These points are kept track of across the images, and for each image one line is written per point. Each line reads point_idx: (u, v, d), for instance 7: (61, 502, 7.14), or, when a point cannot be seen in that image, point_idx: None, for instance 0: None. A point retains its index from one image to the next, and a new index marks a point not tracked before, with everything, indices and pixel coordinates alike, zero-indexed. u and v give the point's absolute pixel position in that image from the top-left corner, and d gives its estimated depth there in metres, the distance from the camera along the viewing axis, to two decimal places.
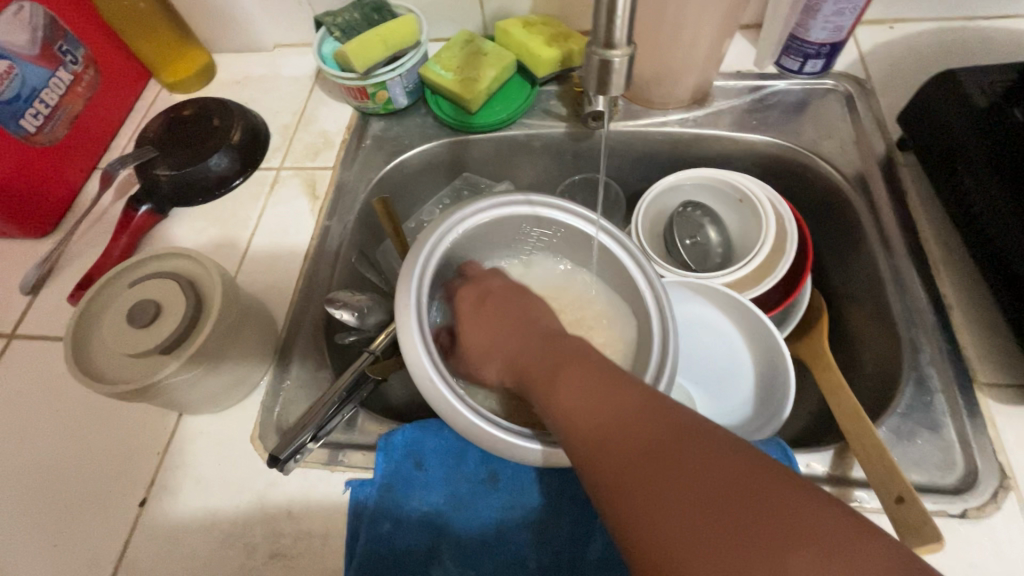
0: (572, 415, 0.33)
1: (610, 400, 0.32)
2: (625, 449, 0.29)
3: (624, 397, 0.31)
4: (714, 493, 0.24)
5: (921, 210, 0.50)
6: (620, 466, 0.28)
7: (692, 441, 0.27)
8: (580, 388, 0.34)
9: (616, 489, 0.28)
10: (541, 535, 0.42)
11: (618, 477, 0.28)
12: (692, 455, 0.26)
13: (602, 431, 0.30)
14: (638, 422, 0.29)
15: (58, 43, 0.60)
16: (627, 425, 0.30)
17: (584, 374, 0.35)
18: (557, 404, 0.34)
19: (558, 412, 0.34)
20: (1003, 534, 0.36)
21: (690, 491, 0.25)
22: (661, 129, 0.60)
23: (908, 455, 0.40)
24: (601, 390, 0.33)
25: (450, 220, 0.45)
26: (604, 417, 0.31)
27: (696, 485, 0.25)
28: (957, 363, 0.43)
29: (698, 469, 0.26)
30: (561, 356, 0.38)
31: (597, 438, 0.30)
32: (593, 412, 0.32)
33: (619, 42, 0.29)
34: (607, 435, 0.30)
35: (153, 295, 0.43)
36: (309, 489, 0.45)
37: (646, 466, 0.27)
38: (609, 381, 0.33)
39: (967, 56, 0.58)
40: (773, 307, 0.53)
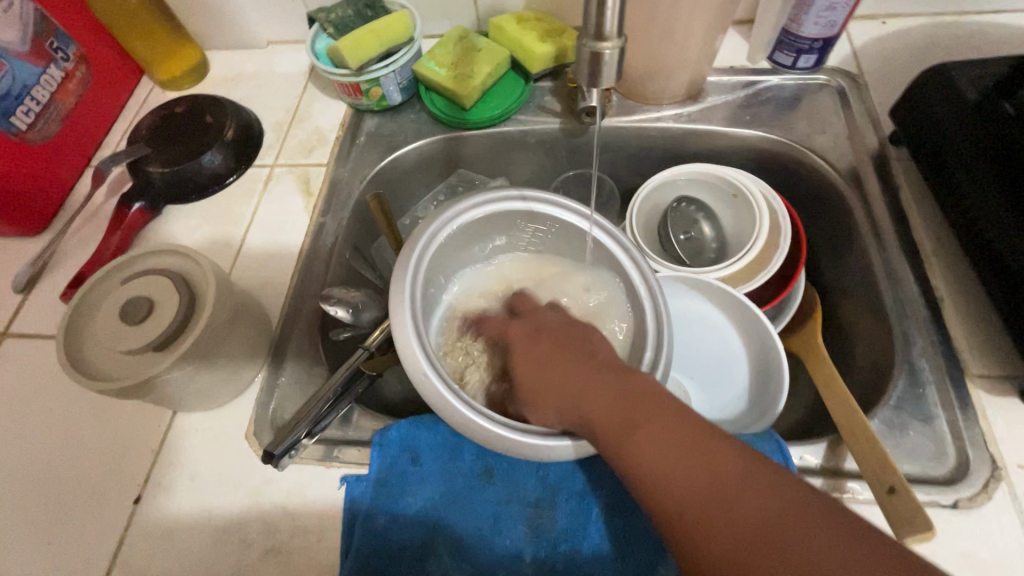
0: (663, 483, 0.30)
1: (706, 466, 0.29)
2: (742, 532, 0.27)
3: (722, 465, 0.29)
4: None
5: (912, 204, 0.51)
6: (738, 556, 0.26)
7: (815, 534, 0.26)
8: (666, 446, 0.31)
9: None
10: (537, 529, 0.42)
11: (737, 569, 0.26)
12: (821, 553, 0.25)
13: (719, 520, 0.28)
14: (751, 500, 0.28)
15: (48, 40, 0.59)
16: (733, 502, 0.28)
17: (664, 429, 0.32)
18: (638, 463, 0.32)
19: (646, 472, 0.31)
20: (995, 523, 0.37)
21: None
22: (655, 124, 0.60)
23: (900, 447, 0.40)
24: (690, 449, 0.30)
25: (444, 215, 0.45)
26: (701, 491, 0.29)
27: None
28: (949, 355, 0.43)
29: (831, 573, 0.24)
30: (625, 398, 0.34)
31: (715, 532, 0.28)
32: (686, 482, 0.29)
33: (609, 34, 0.29)
34: (713, 516, 0.28)
35: (147, 292, 0.43)
36: (305, 484, 0.45)
37: (771, 559, 0.26)
38: (700, 438, 0.31)
39: (958, 50, 0.58)
40: (767, 301, 0.53)
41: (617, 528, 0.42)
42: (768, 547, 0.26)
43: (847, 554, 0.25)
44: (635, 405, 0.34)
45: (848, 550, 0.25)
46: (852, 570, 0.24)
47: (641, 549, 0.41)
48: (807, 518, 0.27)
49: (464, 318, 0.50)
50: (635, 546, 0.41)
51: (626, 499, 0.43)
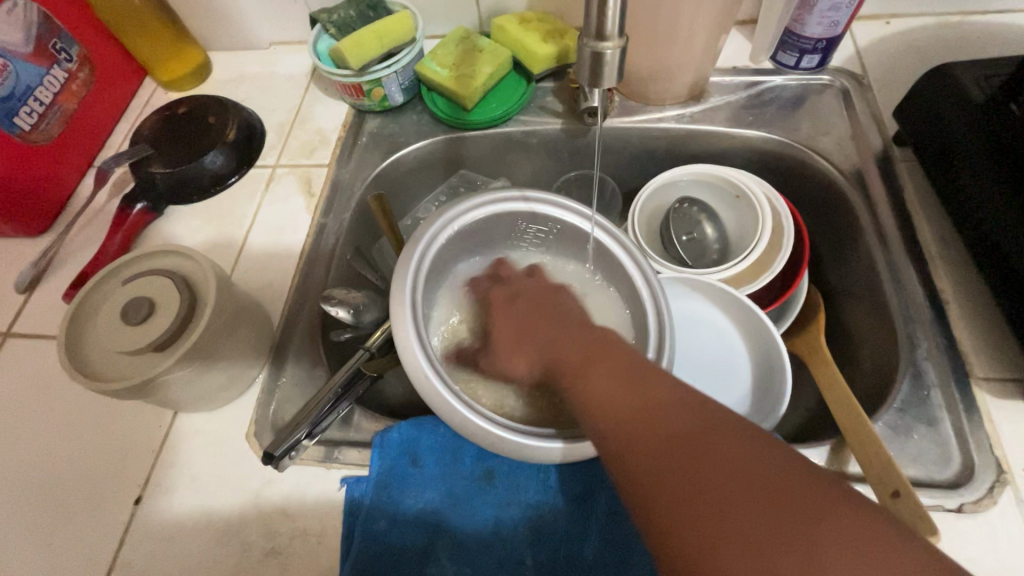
0: (600, 405, 0.32)
1: (638, 391, 0.32)
2: (655, 438, 0.29)
3: (653, 390, 0.31)
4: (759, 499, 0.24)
5: (916, 205, 0.50)
6: (648, 458, 0.28)
7: (721, 435, 0.27)
8: (608, 378, 0.34)
9: (643, 482, 0.28)
10: (537, 532, 0.42)
11: (647, 468, 0.28)
12: (723, 448, 0.26)
13: (640, 431, 0.30)
14: (670, 414, 0.29)
15: (52, 41, 0.59)
16: (652, 415, 0.30)
17: (610, 367, 0.34)
18: (582, 392, 0.34)
19: (586, 399, 0.34)
20: (1000, 528, 0.36)
21: (707, 480, 0.26)
22: (657, 125, 0.59)
23: (904, 450, 0.40)
24: (626, 381, 0.33)
25: (445, 215, 0.45)
26: (631, 410, 0.31)
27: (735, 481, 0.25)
28: (954, 357, 0.43)
29: (732, 470, 0.26)
30: (587, 345, 0.38)
31: (633, 442, 0.29)
32: (620, 403, 0.32)
33: (610, 34, 0.29)
34: (634, 428, 0.30)
35: (148, 293, 0.43)
36: (304, 486, 0.44)
37: (676, 456, 0.27)
38: (641, 372, 0.33)
39: (963, 51, 0.58)
40: (770, 303, 0.53)
41: (618, 531, 0.42)
42: (674, 447, 0.28)
43: (747, 458, 0.26)
44: (594, 351, 0.37)
45: (751, 448, 0.26)
46: (746, 465, 0.26)
47: (642, 551, 0.41)
48: (722, 428, 0.28)
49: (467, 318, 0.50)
50: (636, 550, 0.41)
51: (627, 502, 0.43)
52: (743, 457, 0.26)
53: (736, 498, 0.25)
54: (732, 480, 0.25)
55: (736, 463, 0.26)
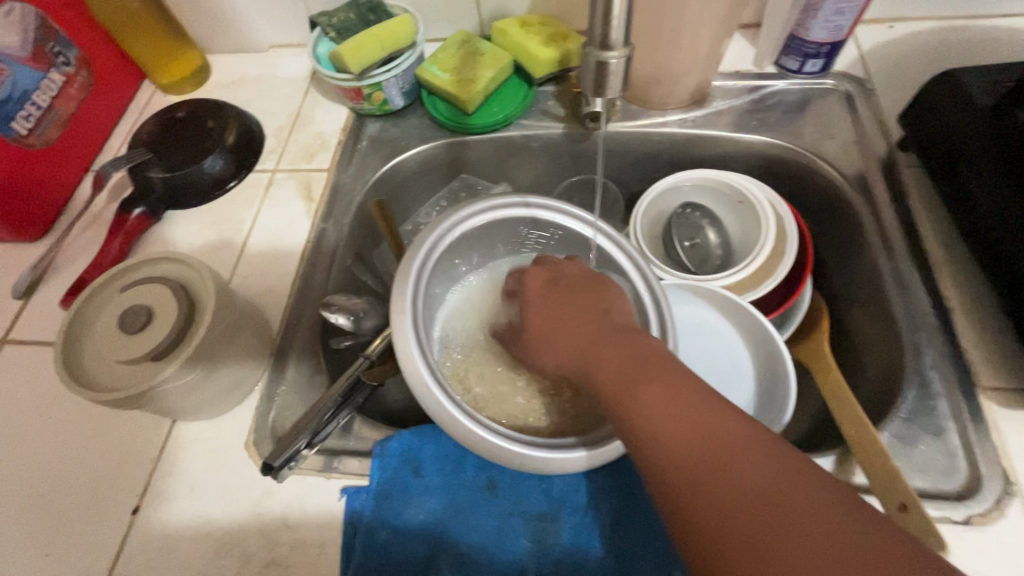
0: (651, 432, 0.30)
1: (701, 426, 0.28)
2: (727, 490, 0.26)
3: (717, 424, 0.28)
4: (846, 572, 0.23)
5: (922, 211, 0.50)
6: (719, 514, 0.26)
7: (801, 497, 0.25)
8: (664, 405, 0.30)
9: (710, 537, 0.26)
10: (540, 543, 0.42)
11: (715, 524, 0.26)
12: (806, 515, 0.24)
13: (701, 474, 0.27)
14: (738, 461, 0.27)
15: (49, 44, 0.59)
16: (722, 465, 0.27)
17: (668, 392, 0.31)
18: (633, 417, 0.31)
19: (640, 428, 0.30)
20: (1008, 541, 0.36)
21: (787, 547, 0.24)
22: (660, 130, 0.59)
23: (911, 461, 0.40)
24: (683, 408, 0.30)
25: (447, 221, 0.44)
26: (690, 445, 0.28)
27: (824, 553, 0.23)
28: (960, 366, 0.42)
29: (815, 536, 0.24)
30: (630, 357, 0.33)
31: (696, 485, 0.27)
32: (675, 433, 0.29)
33: (615, 43, 0.29)
34: (699, 472, 0.27)
35: (146, 301, 0.43)
36: (304, 496, 0.44)
37: (754, 518, 0.25)
38: (702, 401, 0.30)
39: (967, 55, 0.58)
40: (773, 309, 0.53)
41: (621, 542, 0.42)
42: (749, 504, 0.25)
43: (831, 522, 0.24)
44: (639, 361, 0.33)
45: (834, 513, 0.24)
46: (835, 535, 0.24)
47: (646, 563, 0.41)
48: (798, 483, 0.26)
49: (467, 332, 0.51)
50: (640, 561, 0.41)
51: (630, 512, 0.43)
52: (830, 528, 0.24)
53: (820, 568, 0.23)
54: (815, 548, 0.23)
55: (825, 532, 0.24)
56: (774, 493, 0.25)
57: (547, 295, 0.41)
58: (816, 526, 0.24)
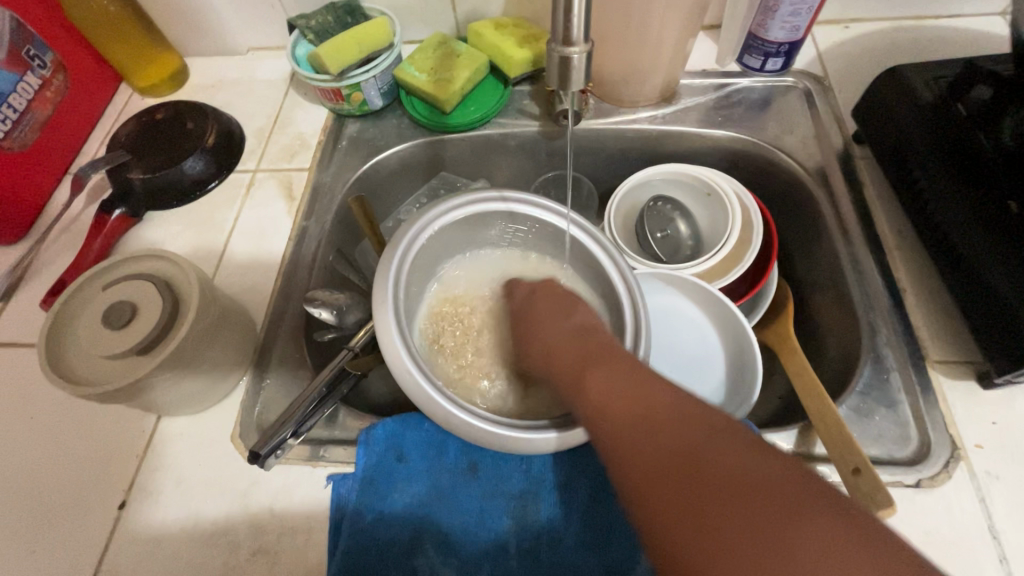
0: (598, 408, 0.33)
1: (636, 396, 0.32)
2: (652, 449, 0.29)
3: (646, 394, 0.32)
4: (733, 493, 0.25)
5: (876, 200, 0.53)
6: (649, 467, 0.28)
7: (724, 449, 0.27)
8: (609, 381, 0.34)
9: (641, 493, 0.28)
10: (521, 521, 0.44)
11: (643, 473, 0.28)
12: (717, 460, 0.27)
13: (632, 424, 0.31)
14: (661, 420, 0.30)
15: (25, 47, 0.59)
16: (648, 423, 0.30)
17: (609, 371, 0.35)
18: (584, 397, 0.35)
19: (587, 406, 0.34)
20: (954, 501, 0.39)
21: (701, 481, 0.26)
22: (631, 126, 0.61)
23: (867, 431, 0.42)
24: (625, 385, 0.33)
25: (426, 216, 0.46)
26: (631, 412, 0.31)
27: (727, 489, 0.25)
28: (911, 343, 0.45)
29: (719, 473, 0.26)
30: (586, 350, 0.39)
31: (626, 431, 0.31)
32: (618, 405, 0.32)
33: (577, 40, 0.31)
34: (634, 432, 0.30)
35: (130, 297, 0.43)
36: (291, 485, 0.45)
37: (673, 470, 0.27)
38: (640, 377, 0.33)
39: (915, 53, 0.61)
40: (741, 296, 0.55)
41: (599, 518, 0.43)
42: (672, 459, 0.28)
43: (741, 460, 0.26)
44: (590, 352, 0.38)
45: (749, 457, 0.26)
46: (743, 474, 0.26)
47: (622, 537, 0.43)
48: (719, 437, 0.28)
49: (449, 311, 0.52)
50: (616, 535, 0.43)
51: (607, 489, 0.45)
52: (731, 462, 0.26)
53: (712, 485, 0.26)
54: (728, 480, 0.26)
55: (729, 471, 0.26)
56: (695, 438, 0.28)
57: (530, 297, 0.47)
58: (725, 462, 0.26)
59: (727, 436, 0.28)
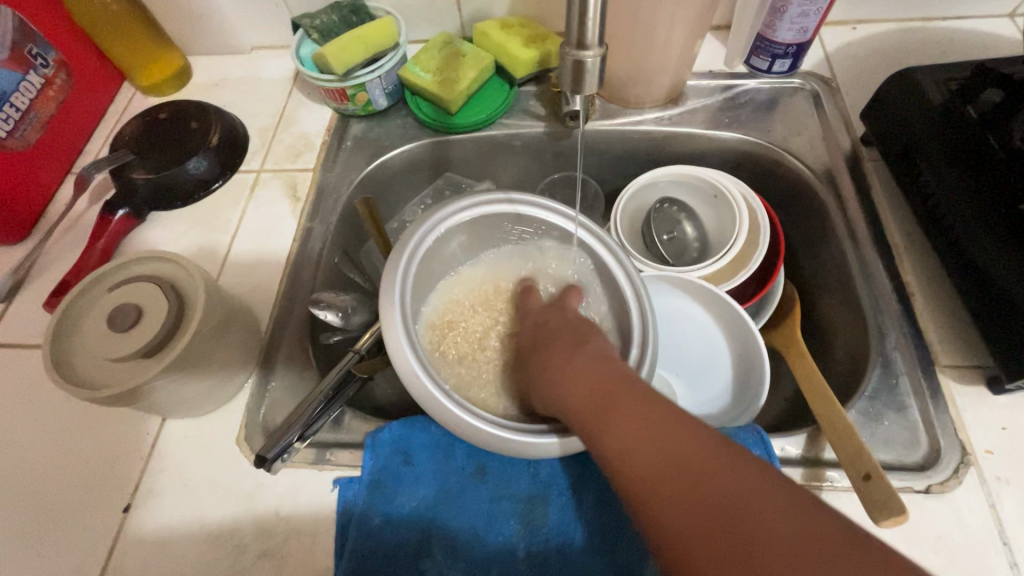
0: (625, 456, 0.31)
1: (667, 444, 0.30)
2: (690, 506, 0.27)
3: (679, 440, 0.30)
4: (788, 558, 0.24)
5: (884, 203, 0.53)
6: (687, 524, 0.27)
7: (769, 505, 0.26)
8: (633, 424, 0.32)
9: (684, 554, 0.26)
10: (529, 525, 0.43)
11: (684, 533, 0.27)
12: (766, 522, 0.25)
13: (665, 475, 0.29)
14: (699, 471, 0.28)
15: (28, 46, 0.59)
16: (686, 473, 0.29)
17: (632, 410, 0.33)
18: (606, 441, 0.33)
19: (611, 452, 0.32)
20: (965, 507, 0.39)
21: (754, 546, 0.25)
22: (638, 128, 0.61)
23: (876, 436, 0.42)
24: (652, 429, 0.31)
25: (433, 218, 0.46)
26: (660, 461, 0.30)
27: (783, 556, 0.24)
28: (920, 347, 0.45)
29: (775, 539, 0.25)
30: (597, 376, 0.37)
31: (658, 483, 0.29)
32: (647, 453, 0.31)
33: (591, 43, 0.30)
34: (668, 486, 0.29)
35: (135, 300, 0.43)
36: (297, 488, 0.45)
37: (720, 530, 0.26)
38: (666, 418, 0.32)
39: (923, 55, 0.61)
40: (748, 298, 0.55)
41: (607, 521, 0.43)
42: (716, 515, 0.26)
43: (793, 522, 0.25)
44: (608, 386, 0.36)
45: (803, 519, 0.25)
46: (799, 540, 0.24)
47: (630, 541, 0.42)
48: (763, 491, 0.27)
49: (455, 316, 0.51)
50: (624, 539, 0.42)
51: (615, 493, 0.44)
52: (783, 524, 0.25)
53: (764, 547, 0.25)
54: (785, 545, 0.24)
55: (786, 534, 0.25)
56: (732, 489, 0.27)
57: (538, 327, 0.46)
58: (775, 525, 0.25)
59: (775, 495, 0.26)
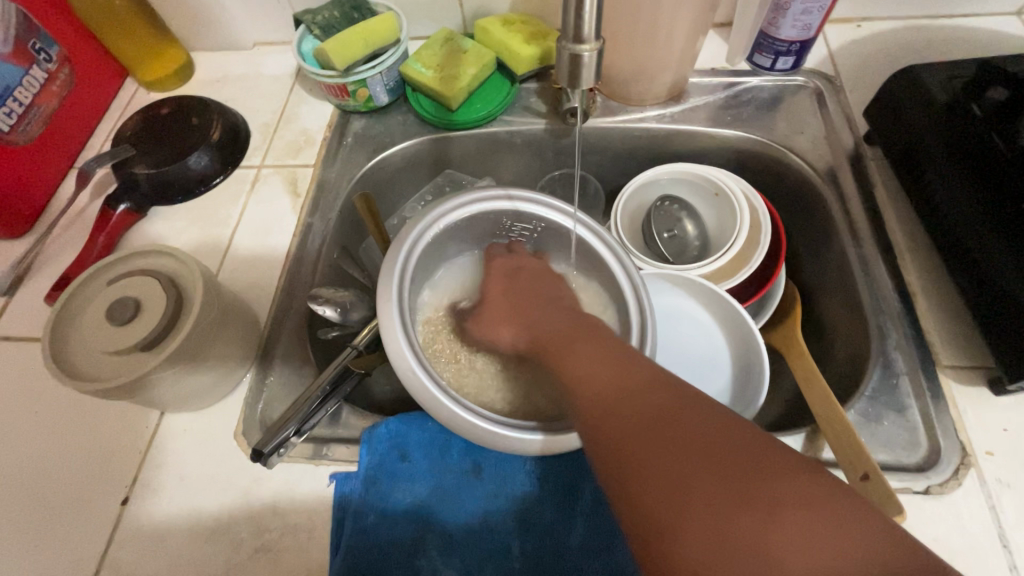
0: (579, 380, 0.35)
1: (618, 371, 0.34)
2: (627, 414, 0.31)
3: (627, 370, 0.34)
4: (703, 445, 0.27)
5: (886, 202, 0.52)
6: (623, 426, 0.30)
7: (695, 412, 0.29)
8: (591, 359, 0.36)
9: (615, 452, 0.29)
10: (524, 522, 0.43)
11: (617, 433, 0.30)
12: (691, 422, 0.28)
13: (610, 393, 0.33)
14: (639, 390, 0.32)
15: (31, 41, 0.59)
16: (629, 392, 0.32)
17: (592, 349, 0.37)
18: (566, 370, 0.37)
19: (568, 379, 0.36)
20: (964, 508, 0.38)
21: (678, 440, 0.28)
22: (639, 125, 0.61)
23: (876, 436, 0.42)
24: (605, 360, 0.36)
25: (431, 213, 0.46)
26: (609, 383, 0.33)
27: (698, 445, 0.27)
28: (922, 347, 0.45)
29: (697, 435, 0.27)
30: (569, 329, 0.41)
31: (603, 399, 0.33)
32: (598, 377, 0.34)
33: (588, 38, 0.30)
34: (610, 401, 0.32)
35: (134, 293, 0.43)
36: (294, 483, 0.45)
37: (649, 429, 0.29)
38: (621, 355, 0.36)
39: (928, 52, 0.60)
40: (749, 298, 0.55)
41: (603, 519, 0.43)
42: (647, 419, 0.30)
43: (712, 422, 0.28)
44: (575, 333, 0.41)
45: (725, 422, 0.28)
46: (713, 434, 0.27)
47: (626, 540, 0.42)
48: (694, 404, 0.30)
49: (456, 304, 0.52)
50: (620, 538, 0.42)
51: None
52: (704, 423, 0.28)
53: (682, 436, 0.28)
54: (706, 439, 0.27)
55: (703, 430, 0.28)
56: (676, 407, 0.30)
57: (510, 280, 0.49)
58: (698, 424, 0.28)
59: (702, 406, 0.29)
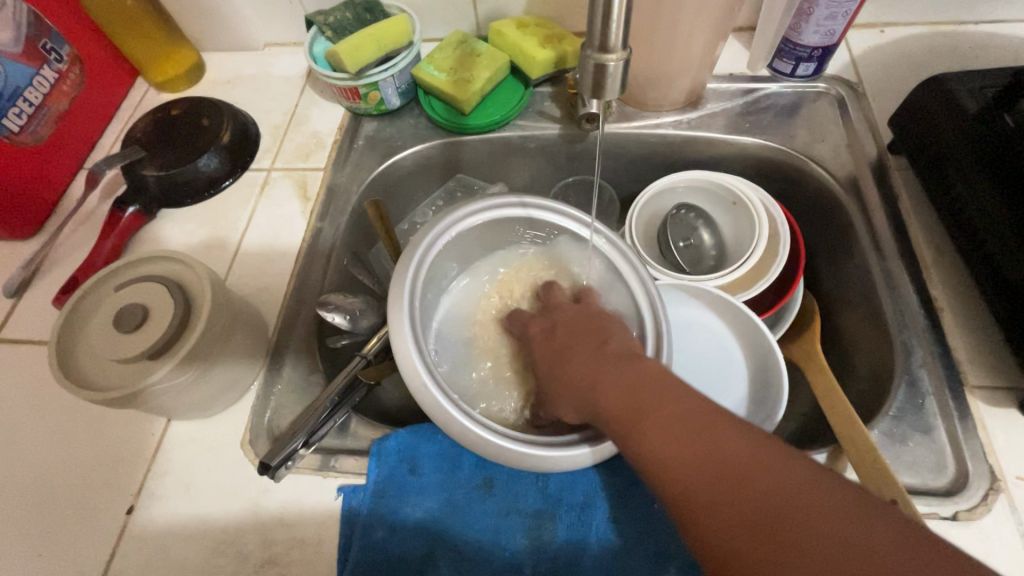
0: (665, 464, 0.30)
1: (711, 446, 0.29)
2: (745, 519, 0.26)
3: (725, 445, 0.29)
4: (864, 568, 0.23)
5: (911, 213, 0.51)
6: (747, 536, 0.26)
7: (833, 517, 0.25)
8: (668, 430, 0.31)
9: (747, 568, 0.25)
10: (536, 541, 0.42)
11: (739, 541, 0.26)
12: (836, 534, 0.24)
13: (711, 481, 0.28)
14: (750, 481, 0.27)
15: (42, 40, 0.58)
16: (732, 484, 0.27)
17: (666, 413, 0.32)
18: (641, 446, 0.31)
19: (649, 457, 0.31)
20: (994, 536, 0.37)
21: (830, 559, 0.23)
22: (655, 131, 0.59)
23: (901, 458, 0.40)
24: (690, 433, 0.30)
25: (443, 221, 0.45)
26: (707, 464, 0.28)
27: (853, 566, 0.23)
28: (948, 366, 0.43)
29: (850, 552, 0.23)
30: (632, 382, 0.35)
31: (707, 490, 0.28)
32: (690, 456, 0.29)
33: (614, 46, 0.29)
34: (718, 495, 0.27)
35: (142, 300, 0.42)
36: (301, 494, 0.44)
37: (785, 545, 0.25)
38: (709, 420, 0.30)
39: (954, 59, 0.59)
40: (766, 309, 0.54)
41: (617, 539, 0.42)
42: (778, 527, 0.25)
43: (861, 532, 0.24)
44: (638, 386, 0.34)
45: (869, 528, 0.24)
46: (869, 551, 0.23)
47: (642, 560, 0.41)
48: (826, 499, 0.25)
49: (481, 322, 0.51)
50: (635, 557, 0.41)
51: (626, 508, 0.43)
52: (848, 532, 0.24)
53: (834, 556, 0.23)
54: (863, 555, 0.23)
55: (853, 543, 0.24)
56: (810, 514, 0.25)
57: (551, 340, 0.43)
58: (842, 534, 0.24)
59: (838, 502, 0.25)
